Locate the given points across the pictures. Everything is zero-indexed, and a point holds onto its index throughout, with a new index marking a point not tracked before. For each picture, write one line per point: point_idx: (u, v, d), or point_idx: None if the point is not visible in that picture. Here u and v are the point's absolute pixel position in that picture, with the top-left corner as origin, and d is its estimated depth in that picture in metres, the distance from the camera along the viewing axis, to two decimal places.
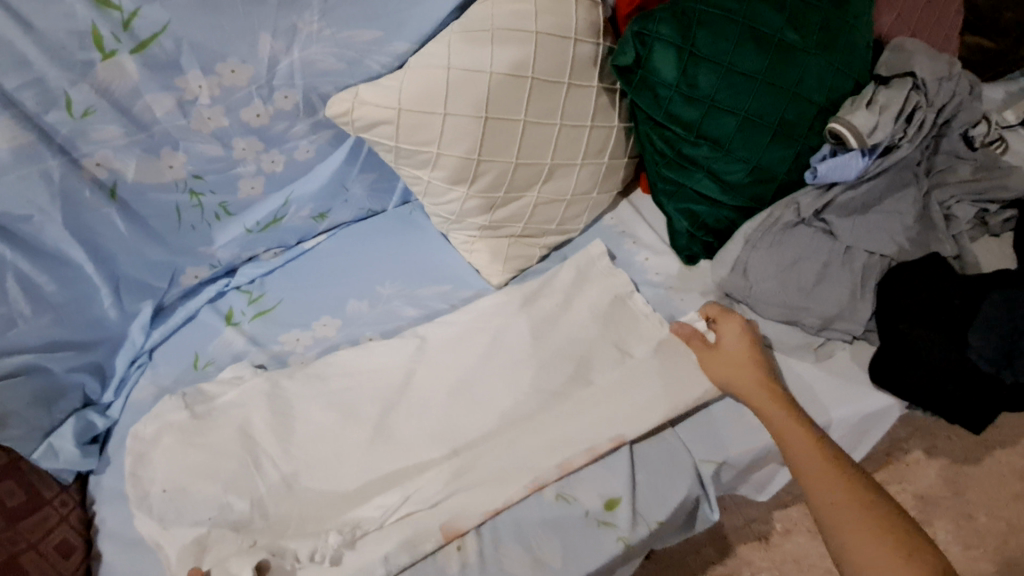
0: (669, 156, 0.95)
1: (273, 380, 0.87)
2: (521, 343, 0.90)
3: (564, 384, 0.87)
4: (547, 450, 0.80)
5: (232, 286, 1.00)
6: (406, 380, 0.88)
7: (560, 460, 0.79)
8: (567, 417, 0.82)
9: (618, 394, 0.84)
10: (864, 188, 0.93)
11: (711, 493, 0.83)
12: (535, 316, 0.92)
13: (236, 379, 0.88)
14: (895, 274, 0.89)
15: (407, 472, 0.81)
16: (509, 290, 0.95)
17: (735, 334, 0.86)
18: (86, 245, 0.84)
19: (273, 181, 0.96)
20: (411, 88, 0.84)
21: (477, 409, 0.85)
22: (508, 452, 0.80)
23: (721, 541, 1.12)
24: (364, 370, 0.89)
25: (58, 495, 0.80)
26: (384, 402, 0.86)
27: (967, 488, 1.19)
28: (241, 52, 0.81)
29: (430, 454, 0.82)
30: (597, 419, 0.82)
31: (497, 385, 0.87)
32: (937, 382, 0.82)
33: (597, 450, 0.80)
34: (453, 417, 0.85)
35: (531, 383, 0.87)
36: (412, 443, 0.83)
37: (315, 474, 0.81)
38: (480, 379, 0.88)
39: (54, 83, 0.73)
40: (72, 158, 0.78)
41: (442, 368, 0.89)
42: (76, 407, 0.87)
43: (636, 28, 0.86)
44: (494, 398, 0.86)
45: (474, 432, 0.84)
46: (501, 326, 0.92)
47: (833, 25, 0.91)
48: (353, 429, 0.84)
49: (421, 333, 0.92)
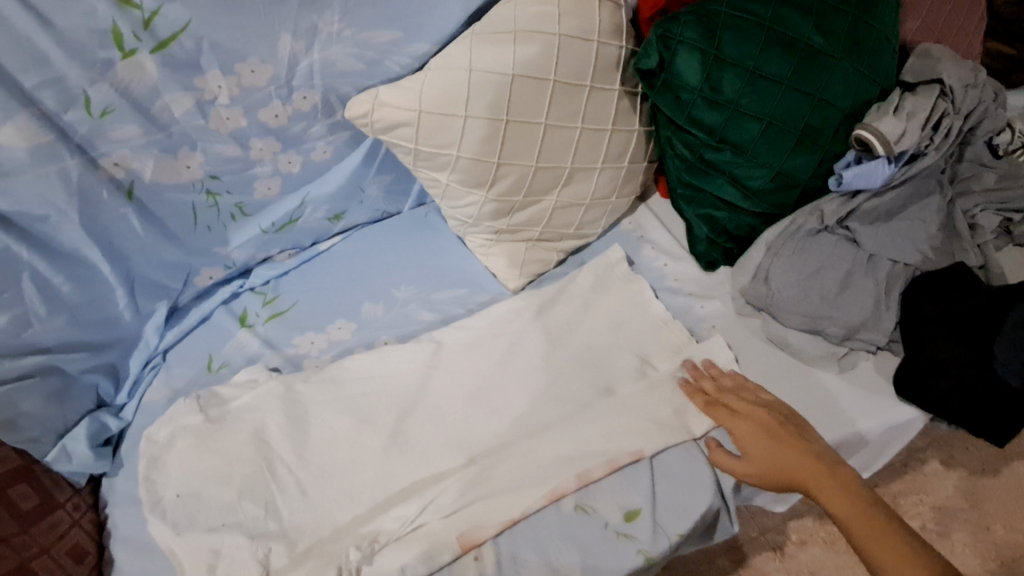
0: (691, 161, 0.94)
1: (287, 383, 0.86)
2: (537, 349, 0.89)
3: (582, 391, 0.86)
4: (565, 459, 0.79)
5: (247, 288, 0.99)
6: (423, 385, 0.87)
7: (579, 470, 0.78)
8: (587, 428, 0.81)
9: (637, 403, 0.83)
10: (889, 195, 0.91)
11: (730, 504, 0.82)
12: (551, 322, 0.92)
13: (251, 382, 0.87)
14: (919, 285, 0.88)
15: (421, 481, 0.80)
16: (527, 294, 0.95)
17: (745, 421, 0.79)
18: (101, 246, 0.83)
19: (289, 182, 0.95)
20: (432, 91, 0.83)
21: (493, 415, 0.84)
22: (526, 462, 0.79)
23: (736, 551, 1.11)
24: (379, 375, 0.88)
25: (70, 498, 0.79)
26: (400, 408, 0.85)
27: (985, 501, 1.17)
28: (260, 53, 0.80)
29: (447, 460, 0.81)
30: (615, 430, 0.81)
31: (515, 392, 0.86)
32: (961, 394, 0.81)
33: (617, 461, 0.78)
34: (469, 424, 0.84)
35: (548, 391, 0.86)
36: (428, 452, 0.82)
37: (330, 480, 0.79)
38: (498, 386, 0.86)
39: (73, 82, 0.72)
40: (90, 158, 0.78)
41: (461, 373, 0.88)
42: (90, 409, 0.86)
43: (660, 32, 0.85)
44: (511, 405, 0.85)
45: (490, 439, 0.83)
46: (518, 330, 0.91)
47: (859, 30, 0.90)
48: (370, 435, 0.82)
49: (438, 337, 0.91)
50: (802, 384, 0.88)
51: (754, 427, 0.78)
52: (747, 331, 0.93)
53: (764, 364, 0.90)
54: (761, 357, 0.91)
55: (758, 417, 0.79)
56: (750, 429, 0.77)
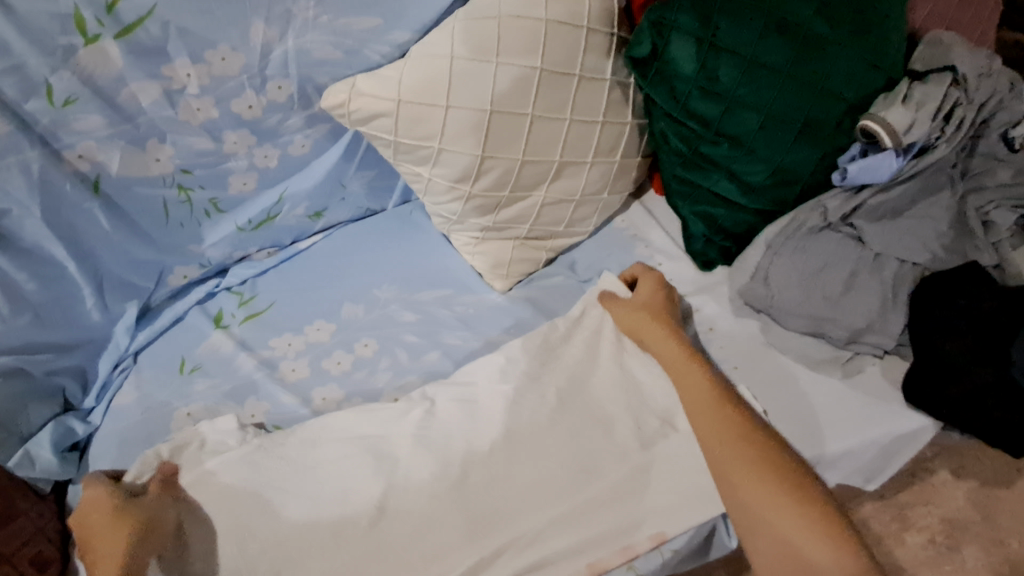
0: (686, 155, 0.89)
1: (265, 447, 0.77)
2: (551, 415, 0.78)
3: (599, 459, 0.76)
4: (574, 549, 0.71)
5: (223, 288, 0.95)
6: (411, 450, 0.76)
7: (590, 559, 0.71)
8: (600, 511, 0.73)
9: (654, 487, 0.75)
10: (895, 191, 0.87)
11: (729, 519, 0.77)
12: (552, 353, 0.84)
13: (219, 447, 0.78)
14: (929, 285, 0.82)
15: (425, 552, 0.71)
16: (526, 338, 0.85)
17: (656, 293, 0.87)
18: (68, 243, 0.80)
19: (266, 177, 0.91)
20: (412, 79, 0.79)
21: (501, 487, 0.74)
22: (534, 549, 0.72)
23: (735, 563, 1.05)
24: (361, 432, 0.79)
25: (33, 506, 0.74)
26: (386, 474, 0.75)
27: (999, 514, 1.11)
28: (231, 39, 0.77)
29: (448, 536, 0.72)
30: (629, 514, 0.73)
31: (521, 456, 0.76)
32: (976, 404, 0.75)
33: (633, 549, 0.72)
34: (468, 492, 0.74)
35: (560, 460, 0.76)
36: (430, 520, 0.72)
37: (301, 558, 0.70)
38: (500, 457, 0.76)
39: (34, 69, 0.69)
40: (53, 150, 0.74)
41: (462, 439, 0.77)
42: (56, 412, 0.83)
43: (654, 17, 0.82)
44: (520, 475, 0.75)
45: (499, 510, 0.73)
46: (522, 385, 0.80)
47: (865, 16, 0.85)
48: (361, 482, 0.74)
49: (431, 395, 0.82)
50: (801, 391, 0.84)
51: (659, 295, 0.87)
52: (744, 334, 0.89)
53: (761, 371, 0.85)
54: (760, 362, 0.86)
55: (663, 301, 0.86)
56: (653, 293, 0.87)
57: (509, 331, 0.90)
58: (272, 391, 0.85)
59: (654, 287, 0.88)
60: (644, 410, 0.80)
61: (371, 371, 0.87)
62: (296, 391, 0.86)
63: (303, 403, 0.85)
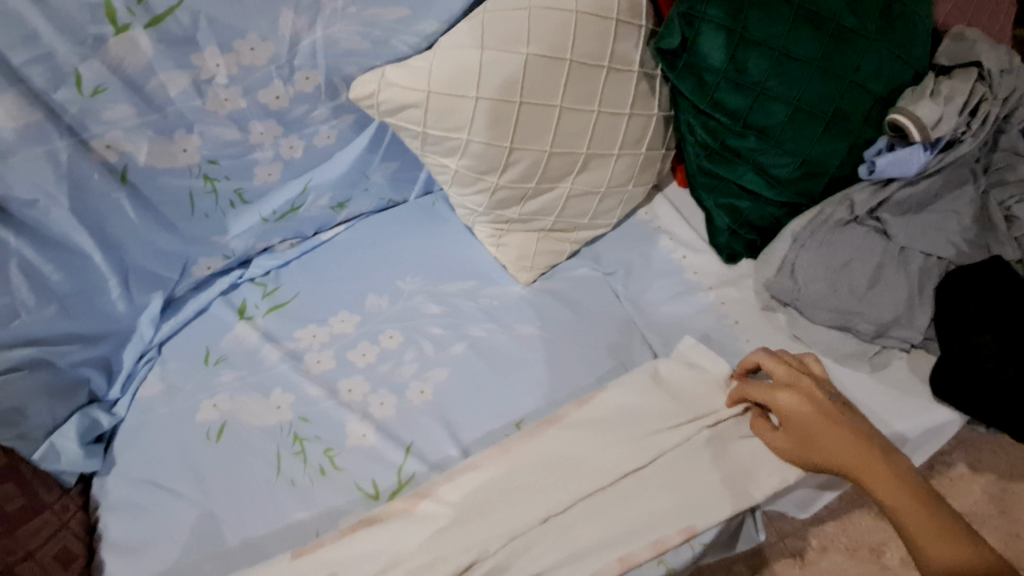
0: (711, 147, 0.90)
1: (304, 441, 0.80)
2: (580, 411, 0.79)
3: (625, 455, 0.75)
4: (606, 541, 0.71)
5: (246, 279, 0.95)
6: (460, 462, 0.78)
7: (621, 553, 0.71)
8: (629, 503, 0.73)
9: (682, 476, 0.75)
10: (922, 185, 0.87)
11: (756, 513, 0.80)
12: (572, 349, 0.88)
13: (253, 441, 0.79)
14: (954, 279, 0.83)
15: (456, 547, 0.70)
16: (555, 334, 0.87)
17: (800, 407, 0.71)
18: (94, 233, 0.79)
19: (291, 167, 0.90)
20: (441, 70, 0.79)
21: (534, 497, 0.73)
22: (563, 540, 0.71)
23: (755, 557, 1.05)
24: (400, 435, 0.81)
25: (58, 499, 0.74)
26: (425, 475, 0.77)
27: (1014, 507, 1.11)
28: (261, 29, 0.76)
29: (486, 538, 0.70)
30: (659, 505, 0.73)
31: (547, 472, 0.75)
32: (1004, 397, 0.75)
33: (663, 543, 0.71)
34: (503, 504, 0.73)
35: (593, 462, 0.75)
36: (467, 519, 0.71)
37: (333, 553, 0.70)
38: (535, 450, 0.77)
39: (63, 58, 0.68)
40: (81, 139, 0.74)
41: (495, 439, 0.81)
42: (81, 404, 0.81)
43: (683, 9, 0.82)
44: (546, 479, 0.74)
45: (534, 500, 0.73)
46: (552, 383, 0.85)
47: (894, 9, 0.85)
48: None
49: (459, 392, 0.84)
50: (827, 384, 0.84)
51: (805, 405, 0.71)
52: (769, 326, 0.89)
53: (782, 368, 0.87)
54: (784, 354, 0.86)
55: (823, 418, 0.69)
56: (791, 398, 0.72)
57: (534, 323, 0.90)
58: (298, 382, 0.85)
59: (784, 392, 0.72)
60: (671, 401, 0.80)
61: (397, 364, 0.87)
62: (322, 383, 0.85)
63: (329, 395, 0.84)
